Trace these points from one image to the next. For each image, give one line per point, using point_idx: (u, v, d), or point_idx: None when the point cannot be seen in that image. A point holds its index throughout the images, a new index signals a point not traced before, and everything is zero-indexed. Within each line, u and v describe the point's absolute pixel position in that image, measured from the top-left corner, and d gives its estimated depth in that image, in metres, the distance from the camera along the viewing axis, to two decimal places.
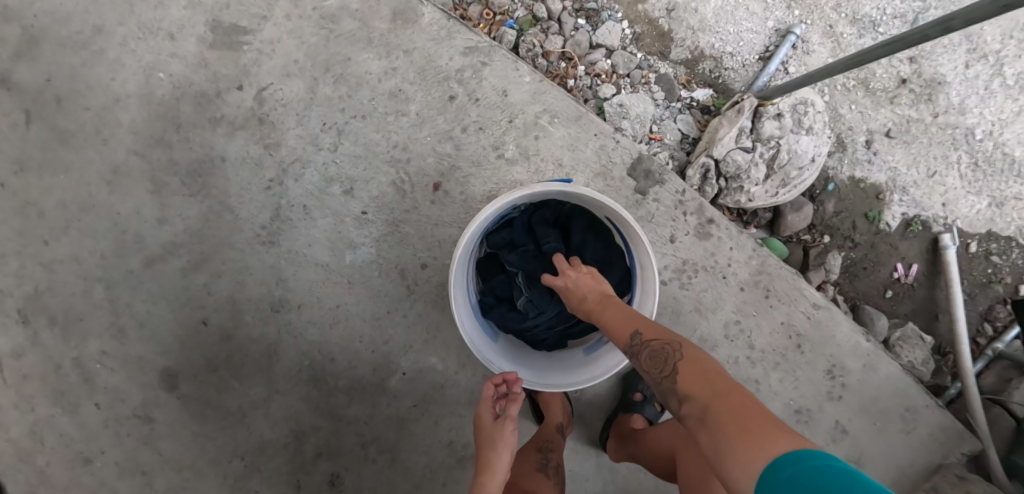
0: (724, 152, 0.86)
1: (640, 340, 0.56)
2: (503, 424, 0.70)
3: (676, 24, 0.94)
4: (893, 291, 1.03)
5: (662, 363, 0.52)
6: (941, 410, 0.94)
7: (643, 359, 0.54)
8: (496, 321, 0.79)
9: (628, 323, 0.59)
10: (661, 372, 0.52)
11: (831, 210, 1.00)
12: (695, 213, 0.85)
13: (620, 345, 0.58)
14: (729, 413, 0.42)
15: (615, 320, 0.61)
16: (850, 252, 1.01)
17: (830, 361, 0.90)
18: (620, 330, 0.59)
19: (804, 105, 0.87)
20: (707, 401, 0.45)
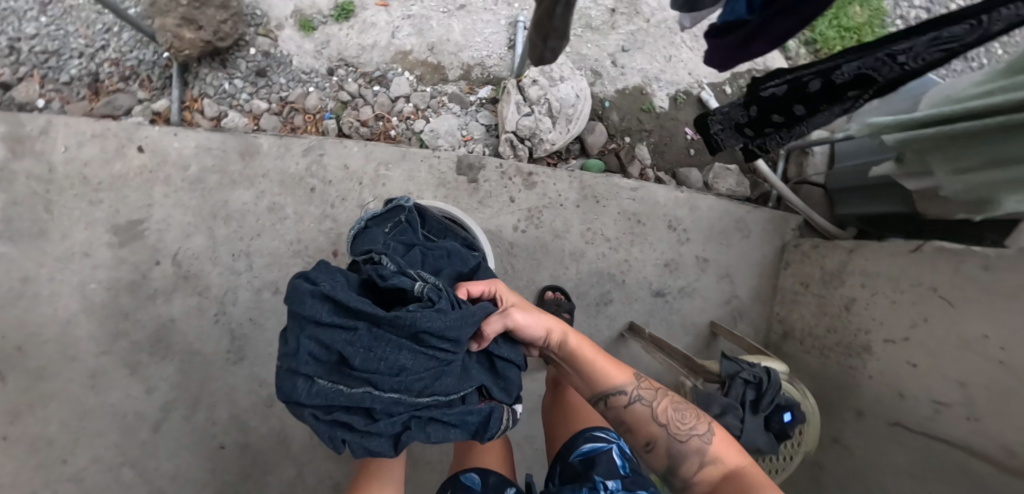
0: (515, 124, 1.17)
1: (661, 393, 0.71)
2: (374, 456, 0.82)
3: (442, 57, 1.24)
4: (695, 148, 1.34)
5: (688, 420, 0.68)
6: (761, 209, 1.25)
7: (663, 417, 0.69)
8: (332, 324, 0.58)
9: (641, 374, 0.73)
10: (684, 425, 0.67)
11: (620, 119, 1.30)
12: (517, 174, 1.14)
13: (628, 384, 0.71)
14: (744, 478, 0.61)
15: (618, 366, 0.74)
16: (649, 138, 1.31)
17: (666, 219, 1.20)
18: (632, 373, 0.73)
19: (549, 65, 1.19)
20: (733, 466, 0.63)
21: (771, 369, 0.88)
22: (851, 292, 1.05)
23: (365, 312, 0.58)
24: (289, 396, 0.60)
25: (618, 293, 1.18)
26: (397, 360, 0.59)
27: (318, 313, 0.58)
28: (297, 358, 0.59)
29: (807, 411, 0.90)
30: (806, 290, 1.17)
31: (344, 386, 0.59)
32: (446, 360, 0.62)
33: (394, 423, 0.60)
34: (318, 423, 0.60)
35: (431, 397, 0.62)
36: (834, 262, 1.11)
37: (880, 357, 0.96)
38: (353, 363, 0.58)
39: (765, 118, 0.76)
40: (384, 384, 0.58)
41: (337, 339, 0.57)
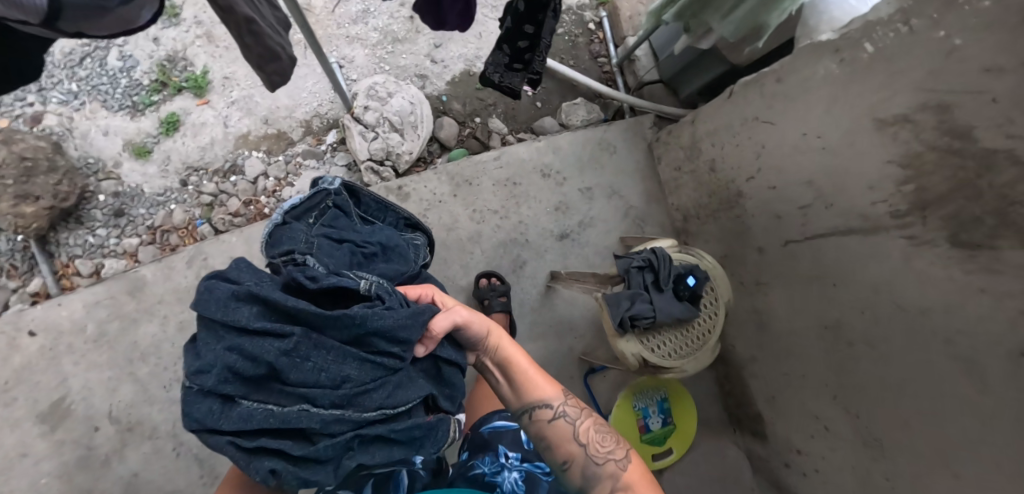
0: (367, 151, 1.24)
1: (587, 415, 0.74)
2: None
3: (280, 123, 1.29)
4: (540, 100, 1.42)
5: (608, 443, 0.71)
6: (617, 124, 1.34)
7: (584, 438, 0.71)
8: (259, 334, 0.52)
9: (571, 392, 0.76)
10: (603, 449, 0.70)
11: (463, 104, 1.37)
12: (388, 193, 1.19)
13: (557, 400, 0.74)
14: None
15: (550, 381, 0.76)
16: (497, 110, 1.39)
17: (537, 170, 1.28)
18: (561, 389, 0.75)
19: (373, 86, 1.27)
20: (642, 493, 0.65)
21: (659, 250, 0.95)
22: (709, 155, 1.15)
23: (305, 319, 0.54)
24: (205, 421, 0.52)
25: (528, 252, 1.25)
26: (341, 372, 0.55)
27: (245, 320, 0.53)
28: (215, 377, 0.51)
29: (706, 266, 0.99)
30: (681, 173, 1.26)
31: (275, 406, 0.53)
32: (397, 367, 0.59)
33: (336, 444, 0.54)
34: (240, 452, 0.53)
35: (380, 409, 0.57)
36: (687, 138, 1.21)
37: (751, 195, 1.06)
38: (287, 378, 0.53)
39: (516, 49, 0.77)
40: (324, 397, 0.54)
41: (269, 351, 0.52)
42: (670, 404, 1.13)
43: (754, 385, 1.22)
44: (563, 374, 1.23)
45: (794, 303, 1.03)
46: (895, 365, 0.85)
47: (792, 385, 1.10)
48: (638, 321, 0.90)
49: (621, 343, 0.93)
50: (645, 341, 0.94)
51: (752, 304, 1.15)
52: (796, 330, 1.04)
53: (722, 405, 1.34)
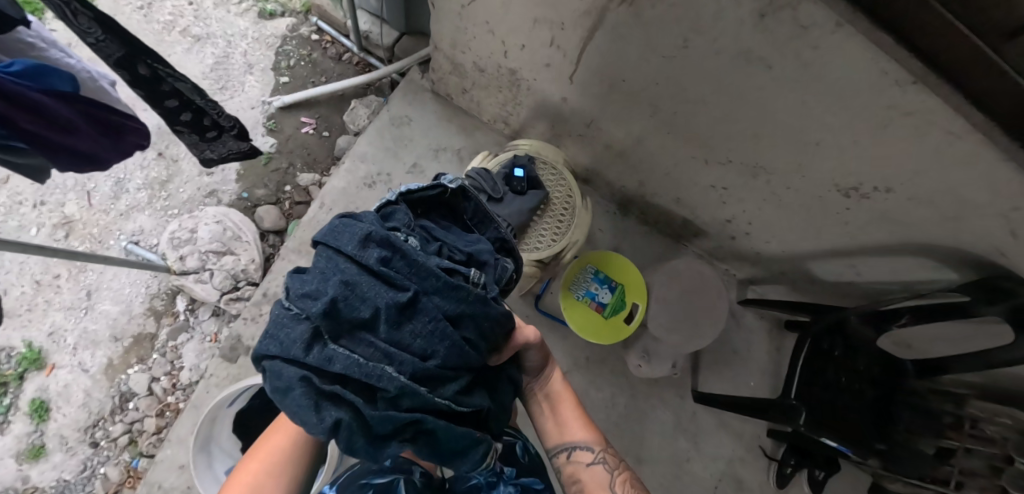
0: (215, 290, 1.22)
1: (621, 463, 0.80)
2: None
3: (129, 329, 1.24)
4: (324, 129, 1.40)
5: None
6: (394, 97, 1.34)
7: (618, 487, 0.77)
8: (373, 288, 0.60)
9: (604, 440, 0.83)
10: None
11: (266, 186, 1.35)
12: (258, 307, 1.19)
13: (592, 443, 0.81)
14: None
15: (588, 425, 0.84)
16: (296, 167, 1.37)
17: (362, 187, 1.27)
18: (598, 434, 0.83)
19: (175, 235, 1.23)
20: None
21: (476, 170, 0.95)
22: (470, 60, 1.14)
23: (425, 285, 0.63)
24: (290, 348, 0.57)
25: None
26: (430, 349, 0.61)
27: (369, 263, 0.61)
28: (321, 303, 0.58)
29: (524, 151, 1.01)
30: (469, 93, 1.26)
31: (360, 357, 0.58)
32: (469, 364, 0.65)
33: (402, 414, 0.58)
34: (307, 387, 0.56)
35: (442, 398, 0.62)
36: (446, 63, 1.20)
37: (520, 65, 1.06)
38: (384, 333, 0.59)
39: (190, 124, 0.74)
40: (407, 365, 0.59)
41: (387, 298, 0.60)
42: (606, 272, 1.15)
43: (662, 201, 1.25)
44: None
45: (620, 117, 1.05)
46: (710, 101, 0.88)
47: (679, 178, 1.13)
48: None
49: None
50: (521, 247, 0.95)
51: (601, 144, 1.17)
52: (641, 136, 1.07)
53: (659, 234, 1.38)
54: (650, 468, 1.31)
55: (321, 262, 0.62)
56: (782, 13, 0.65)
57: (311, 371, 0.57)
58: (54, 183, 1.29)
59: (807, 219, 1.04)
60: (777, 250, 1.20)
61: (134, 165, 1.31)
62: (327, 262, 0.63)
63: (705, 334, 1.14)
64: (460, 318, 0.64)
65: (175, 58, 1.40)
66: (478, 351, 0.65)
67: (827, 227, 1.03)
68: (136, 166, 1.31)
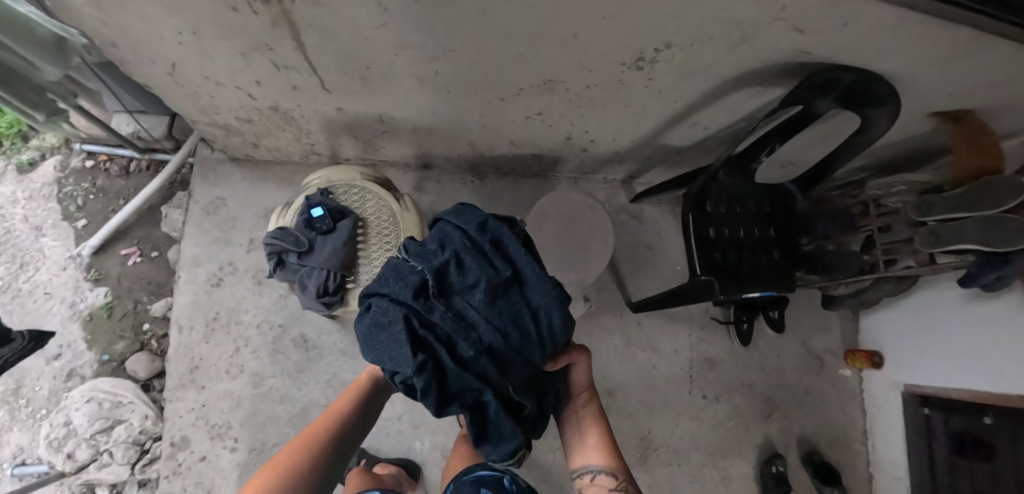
0: (126, 464, 1.14)
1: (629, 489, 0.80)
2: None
3: None
4: (152, 251, 1.27)
5: None
6: (196, 184, 1.21)
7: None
8: (477, 265, 0.66)
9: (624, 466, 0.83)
10: None
11: (122, 337, 1.22)
12: (175, 458, 1.10)
13: (609, 470, 0.81)
14: None
15: (612, 450, 0.84)
16: (144, 301, 1.25)
17: (212, 289, 1.17)
18: (619, 461, 0.83)
19: (53, 437, 1.12)
20: None
21: (273, 232, 0.86)
22: (232, 116, 1.03)
23: (526, 272, 0.66)
24: (398, 290, 0.66)
25: (297, 326, 1.18)
26: (512, 329, 0.63)
27: (481, 242, 0.68)
28: (434, 261, 0.66)
29: (319, 181, 0.91)
30: (261, 144, 1.15)
31: (449, 315, 0.64)
32: (534, 361, 0.68)
33: (471, 378, 0.62)
34: (406, 327, 0.63)
35: (502, 383, 0.65)
36: (217, 129, 1.08)
37: (274, 98, 0.95)
38: (476, 300, 0.64)
39: None
40: (488, 337, 0.63)
41: (490, 270, 0.65)
42: None
43: (502, 150, 1.19)
44: None
45: (401, 101, 0.96)
46: (460, 47, 0.79)
47: (497, 125, 1.06)
48: (330, 289, 0.85)
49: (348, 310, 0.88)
50: (362, 281, 0.88)
51: (410, 130, 1.08)
52: (433, 107, 0.98)
53: (525, 179, 1.33)
54: (626, 390, 1.32)
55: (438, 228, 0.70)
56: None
57: (409, 314, 0.65)
58: None
59: (627, 106, 0.98)
60: (628, 143, 1.15)
61: None
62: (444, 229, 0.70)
63: (600, 256, 1.13)
64: (542, 314, 0.66)
65: None
66: (548, 352, 0.68)
67: (650, 104, 0.98)
68: None
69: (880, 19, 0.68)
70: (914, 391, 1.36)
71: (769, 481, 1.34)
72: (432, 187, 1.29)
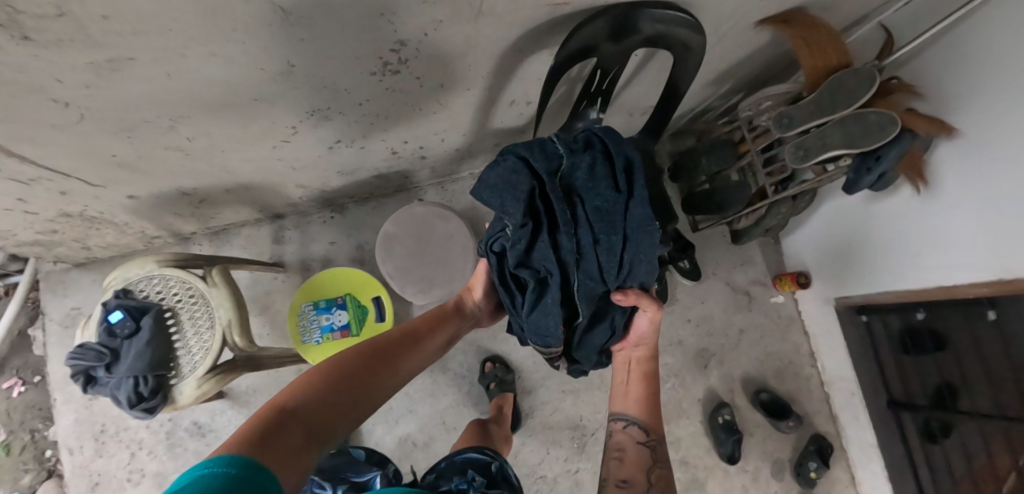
0: None
1: (656, 440, 0.78)
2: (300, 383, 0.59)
3: None
4: (31, 375, 1.22)
5: (643, 466, 0.73)
6: (49, 302, 1.16)
7: (654, 477, 0.71)
8: (604, 171, 0.73)
9: (657, 422, 0.81)
10: (643, 466, 0.73)
11: (26, 470, 1.19)
12: None
13: (644, 415, 0.81)
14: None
15: (653, 406, 0.83)
16: (37, 429, 1.21)
17: (93, 401, 1.13)
18: (656, 416, 0.81)
19: None
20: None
21: (73, 350, 0.80)
22: (34, 230, 0.96)
23: (636, 199, 0.73)
24: (536, 157, 0.75)
25: (187, 415, 1.13)
26: (602, 238, 0.75)
27: (615, 163, 0.74)
28: (571, 155, 0.74)
29: (115, 281, 0.85)
30: (92, 244, 1.09)
31: (560, 201, 0.73)
32: (605, 278, 0.79)
33: (550, 257, 0.76)
34: (530, 195, 0.74)
35: (572, 271, 0.77)
36: (33, 244, 1.02)
37: (59, 203, 0.88)
38: (590, 197, 0.73)
39: None
40: (582, 235, 0.75)
41: (612, 186, 0.73)
42: (324, 294, 1.02)
43: (341, 180, 1.11)
44: None
45: (187, 171, 0.89)
46: (192, 109, 0.71)
47: (310, 163, 0.98)
48: (147, 393, 0.80)
49: (181, 406, 0.84)
50: (185, 374, 0.83)
51: (226, 191, 1.01)
52: (223, 167, 0.91)
53: (388, 198, 1.25)
54: (547, 383, 1.26)
55: (586, 134, 0.77)
56: (19, 17, 0.48)
57: (534, 182, 0.74)
58: None
59: (423, 108, 0.90)
60: (464, 137, 1.07)
61: None
62: (593, 138, 0.76)
63: (462, 265, 1.05)
64: (628, 242, 0.75)
65: None
66: (621, 277, 0.79)
67: (445, 100, 0.89)
68: None
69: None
70: (846, 303, 1.29)
71: (718, 431, 1.30)
72: (291, 232, 1.22)
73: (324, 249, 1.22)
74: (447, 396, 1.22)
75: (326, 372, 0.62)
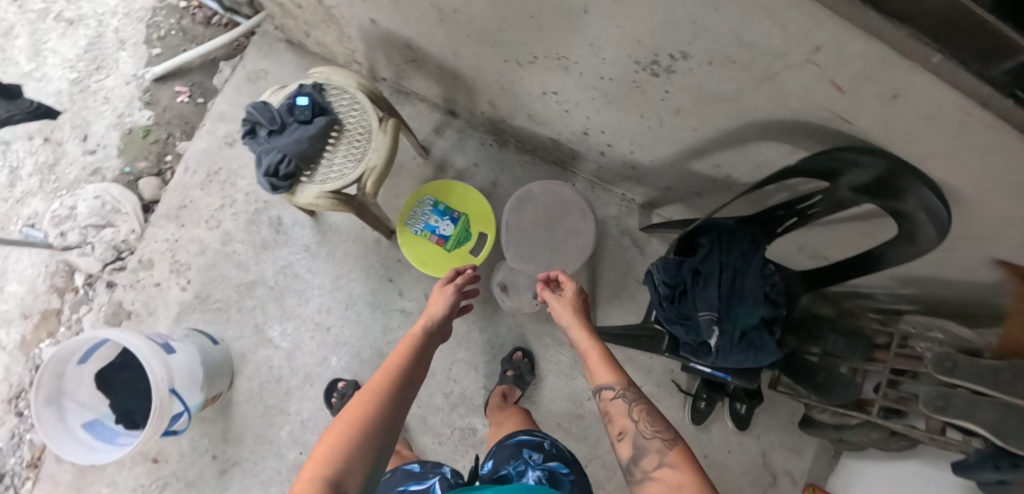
0: (101, 263, 1.27)
1: (622, 387, 0.69)
2: (322, 452, 0.55)
3: (36, 307, 1.28)
4: (199, 95, 1.38)
5: (643, 419, 0.65)
6: (252, 54, 1.30)
7: (637, 416, 0.66)
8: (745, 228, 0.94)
9: (615, 370, 0.72)
10: (637, 421, 0.65)
11: (146, 158, 1.35)
12: (144, 274, 1.23)
13: (600, 373, 0.73)
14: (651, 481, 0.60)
15: (604, 359, 0.74)
16: (174, 135, 1.36)
17: (226, 146, 1.26)
18: (614, 365, 0.73)
19: (64, 215, 1.28)
20: (656, 451, 0.61)
21: (256, 103, 0.90)
22: None
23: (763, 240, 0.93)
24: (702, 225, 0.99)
25: (278, 208, 1.24)
26: (739, 251, 0.91)
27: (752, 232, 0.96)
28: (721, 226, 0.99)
29: (319, 76, 0.94)
30: (314, 35, 1.20)
31: (715, 232, 0.94)
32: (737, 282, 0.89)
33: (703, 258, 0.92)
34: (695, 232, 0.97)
35: (719, 272, 0.90)
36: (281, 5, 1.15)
37: None
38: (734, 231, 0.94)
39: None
40: (725, 249, 0.92)
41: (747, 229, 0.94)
42: (447, 201, 1.05)
43: (522, 122, 1.14)
44: (389, 261, 1.23)
45: (427, 31, 0.95)
46: None
47: (516, 91, 1.02)
48: (280, 173, 0.87)
49: (293, 203, 0.91)
50: (315, 180, 0.90)
51: (436, 67, 1.08)
52: (454, 47, 0.96)
53: (543, 162, 1.27)
54: (550, 407, 1.23)
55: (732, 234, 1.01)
56: None
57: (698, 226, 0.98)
58: None
59: (644, 117, 0.91)
60: (648, 161, 1.06)
61: (25, 152, 1.35)
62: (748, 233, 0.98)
63: (566, 263, 1.05)
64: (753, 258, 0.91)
65: (54, 46, 1.40)
66: (760, 291, 0.89)
67: (667, 123, 0.89)
68: (26, 152, 1.35)
69: (934, 100, 0.53)
70: None
71: None
72: (451, 133, 1.28)
73: (465, 164, 1.27)
74: (465, 350, 1.23)
75: (349, 429, 0.58)
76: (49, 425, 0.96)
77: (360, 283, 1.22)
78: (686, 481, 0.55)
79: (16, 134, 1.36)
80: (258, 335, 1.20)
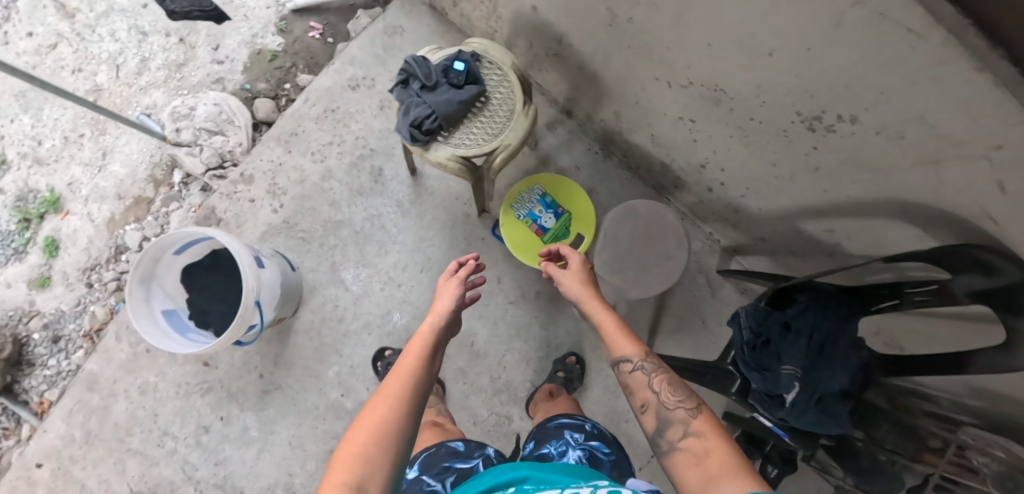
0: (203, 166, 1.32)
1: (642, 360, 0.69)
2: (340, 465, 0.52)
3: (132, 191, 1.34)
4: (330, 35, 1.43)
5: (665, 394, 0.65)
6: (393, 10, 1.35)
7: (656, 386, 0.67)
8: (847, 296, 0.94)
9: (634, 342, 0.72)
10: (660, 396, 0.66)
11: (268, 80, 1.40)
12: (240, 187, 1.27)
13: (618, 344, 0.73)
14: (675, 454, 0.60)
15: (623, 333, 0.74)
16: (298, 66, 1.42)
17: (348, 88, 1.31)
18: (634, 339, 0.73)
19: (180, 113, 1.33)
20: (680, 423, 0.62)
21: (415, 57, 0.94)
22: None
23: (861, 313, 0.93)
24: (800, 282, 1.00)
25: (382, 159, 1.28)
26: (834, 317, 0.92)
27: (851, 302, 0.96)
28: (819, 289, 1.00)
29: (475, 46, 0.98)
30: (461, 7, 1.25)
31: (814, 293, 0.95)
32: (826, 347, 0.90)
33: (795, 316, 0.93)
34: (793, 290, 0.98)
35: (811, 333, 0.91)
36: None
37: None
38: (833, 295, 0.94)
39: None
40: (821, 312, 0.92)
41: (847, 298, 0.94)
42: (554, 195, 1.08)
43: (639, 139, 1.17)
44: (473, 237, 1.26)
45: (586, 30, 0.98)
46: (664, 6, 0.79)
47: (650, 108, 1.04)
48: (423, 128, 0.90)
49: (422, 158, 0.94)
50: (450, 142, 0.93)
51: (576, 66, 1.11)
52: (607, 51, 0.99)
53: (641, 182, 1.30)
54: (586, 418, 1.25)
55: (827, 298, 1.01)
56: None
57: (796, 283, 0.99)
58: (90, 53, 1.41)
59: (776, 165, 0.93)
60: (755, 208, 1.08)
61: (158, 45, 1.41)
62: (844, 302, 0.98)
63: (652, 284, 1.07)
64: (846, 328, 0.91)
65: None
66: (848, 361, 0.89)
67: (798, 177, 0.91)
68: (159, 47, 1.41)
69: None
70: None
71: None
72: (560, 132, 1.31)
73: (567, 164, 1.29)
74: (521, 341, 1.25)
75: (368, 435, 0.55)
76: (135, 303, 1.01)
77: (439, 249, 1.25)
78: (714, 448, 0.56)
79: (155, 27, 1.42)
80: (332, 273, 1.24)
